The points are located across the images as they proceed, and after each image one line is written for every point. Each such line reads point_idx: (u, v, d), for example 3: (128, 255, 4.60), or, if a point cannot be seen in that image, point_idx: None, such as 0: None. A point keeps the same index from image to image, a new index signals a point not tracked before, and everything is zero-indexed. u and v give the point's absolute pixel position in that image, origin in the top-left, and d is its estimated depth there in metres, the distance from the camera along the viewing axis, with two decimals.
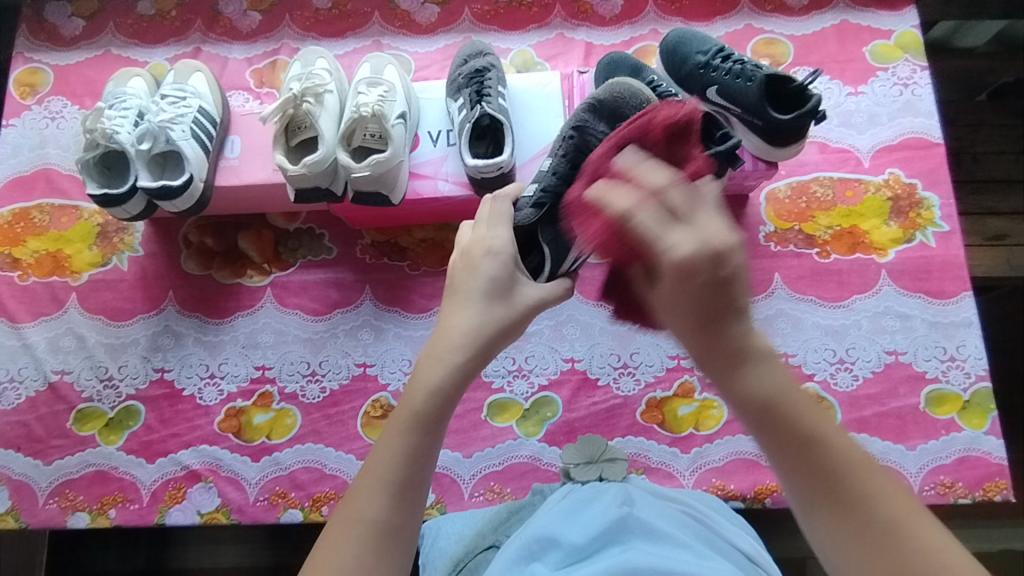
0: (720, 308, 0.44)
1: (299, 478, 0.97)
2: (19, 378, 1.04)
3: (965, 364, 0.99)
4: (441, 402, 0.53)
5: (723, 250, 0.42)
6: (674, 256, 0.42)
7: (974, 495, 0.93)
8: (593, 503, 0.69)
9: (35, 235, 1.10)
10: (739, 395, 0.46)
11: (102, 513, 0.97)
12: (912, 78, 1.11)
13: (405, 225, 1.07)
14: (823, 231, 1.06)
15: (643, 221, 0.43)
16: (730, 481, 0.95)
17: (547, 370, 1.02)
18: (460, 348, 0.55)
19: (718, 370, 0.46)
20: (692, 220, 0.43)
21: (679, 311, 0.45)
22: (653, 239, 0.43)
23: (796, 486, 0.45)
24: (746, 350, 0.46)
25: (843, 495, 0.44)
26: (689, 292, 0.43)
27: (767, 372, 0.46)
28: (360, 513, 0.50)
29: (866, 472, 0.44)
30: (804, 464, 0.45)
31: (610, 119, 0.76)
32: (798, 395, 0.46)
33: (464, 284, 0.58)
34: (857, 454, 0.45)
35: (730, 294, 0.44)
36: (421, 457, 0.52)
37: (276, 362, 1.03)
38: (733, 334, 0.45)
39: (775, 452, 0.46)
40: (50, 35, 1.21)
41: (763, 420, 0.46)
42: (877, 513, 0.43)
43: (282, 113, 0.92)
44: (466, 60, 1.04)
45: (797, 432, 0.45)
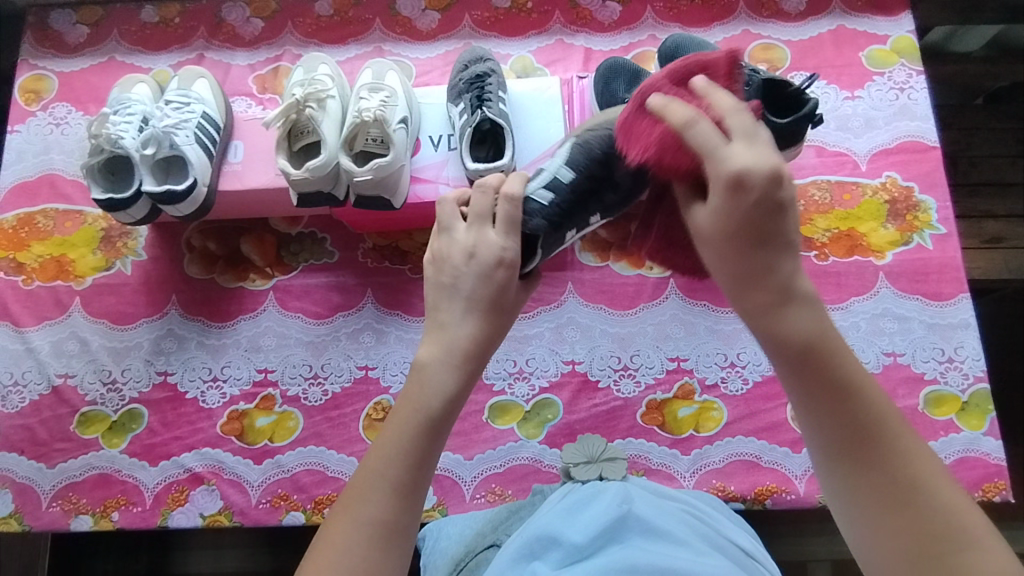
0: (769, 237, 0.44)
1: (300, 481, 0.97)
2: (22, 382, 1.04)
3: (962, 365, 0.99)
4: (446, 405, 0.53)
5: (785, 175, 0.43)
6: (728, 171, 0.42)
7: (973, 495, 0.93)
8: (593, 502, 0.69)
9: (39, 240, 1.11)
10: (778, 338, 0.46)
11: (104, 516, 0.97)
12: (907, 83, 1.13)
13: (406, 229, 1.08)
14: (821, 234, 1.07)
15: (700, 132, 0.44)
16: (730, 482, 0.95)
17: (547, 373, 1.02)
18: (467, 357, 0.54)
19: (762, 308, 0.46)
20: (755, 144, 0.43)
21: (726, 240, 0.45)
22: (708, 150, 0.44)
23: (823, 432, 0.47)
24: (790, 291, 0.46)
25: (867, 440, 0.45)
26: (744, 211, 0.43)
27: (810, 315, 0.46)
28: (362, 514, 0.50)
29: (891, 417, 0.46)
30: (836, 413, 0.46)
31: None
32: (835, 341, 0.46)
33: (474, 294, 0.55)
34: (886, 405, 0.46)
35: (783, 226, 0.44)
36: (425, 458, 0.52)
37: (278, 365, 1.03)
38: (783, 270, 0.45)
39: (807, 395, 0.47)
40: (55, 43, 1.22)
41: (802, 365, 0.46)
42: (898, 461, 0.45)
43: (284, 119, 0.93)
44: (466, 66, 1.05)
45: (831, 379, 0.46)
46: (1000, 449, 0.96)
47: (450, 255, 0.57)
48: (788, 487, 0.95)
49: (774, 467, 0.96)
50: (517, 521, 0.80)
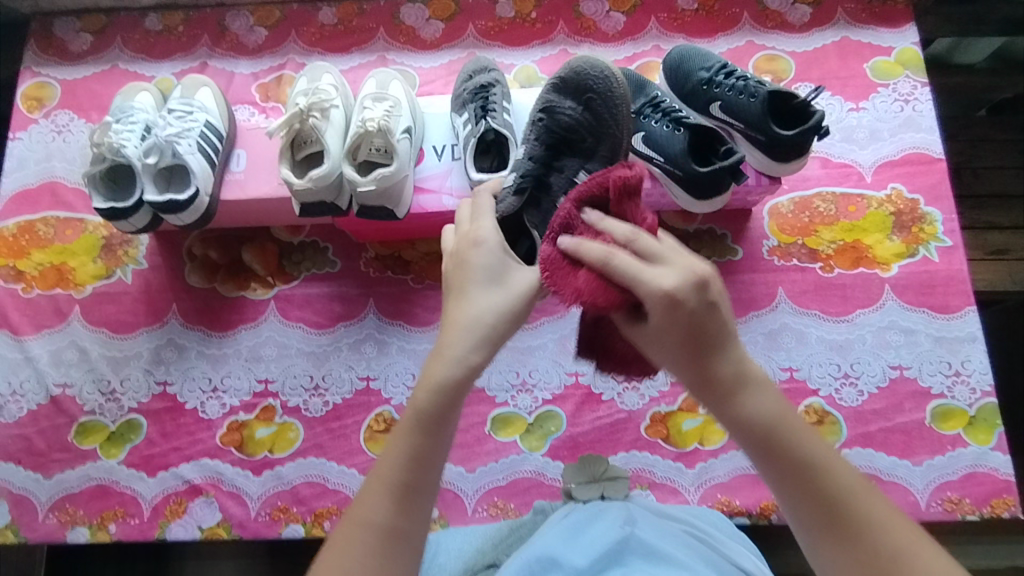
0: (710, 338, 0.49)
1: (301, 493, 0.96)
2: (21, 391, 1.03)
3: (969, 380, 0.98)
4: (442, 402, 0.52)
5: (706, 282, 0.48)
6: (660, 291, 0.46)
7: (981, 512, 0.92)
8: (594, 522, 0.68)
9: (40, 247, 1.10)
10: (744, 427, 0.51)
11: (102, 527, 0.96)
12: (912, 95, 1.12)
13: (409, 239, 1.07)
14: (826, 246, 1.06)
15: (621, 263, 0.47)
16: (735, 496, 0.94)
17: (550, 385, 1.02)
18: (460, 341, 0.53)
19: (719, 401, 0.51)
20: (671, 260, 0.48)
21: (671, 352, 0.50)
22: (632, 277, 0.47)
23: (799, 515, 0.50)
24: (744, 378, 0.51)
25: (840, 518, 0.49)
26: (681, 321, 0.47)
27: (763, 401, 0.51)
28: (363, 516, 0.51)
29: (858, 493, 0.50)
30: (807, 492, 0.50)
31: (576, 95, 0.82)
32: (793, 424, 0.51)
33: (460, 282, 0.56)
34: (849, 474, 0.50)
35: (718, 324, 0.49)
36: (419, 458, 0.51)
37: (279, 376, 1.02)
38: (729, 365, 0.50)
39: (778, 481, 0.50)
40: (59, 50, 1.22)
41: (760, 448, 0.51)
42: (871, 530, 0.48)
43: (287, 129, 0.93)
44: (470, 75, 1.04)
45: (795, 461, 0.50)
46: (1008, 464, 0.95)
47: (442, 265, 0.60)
48: None
49: None
50: (517, 541, 0.79)
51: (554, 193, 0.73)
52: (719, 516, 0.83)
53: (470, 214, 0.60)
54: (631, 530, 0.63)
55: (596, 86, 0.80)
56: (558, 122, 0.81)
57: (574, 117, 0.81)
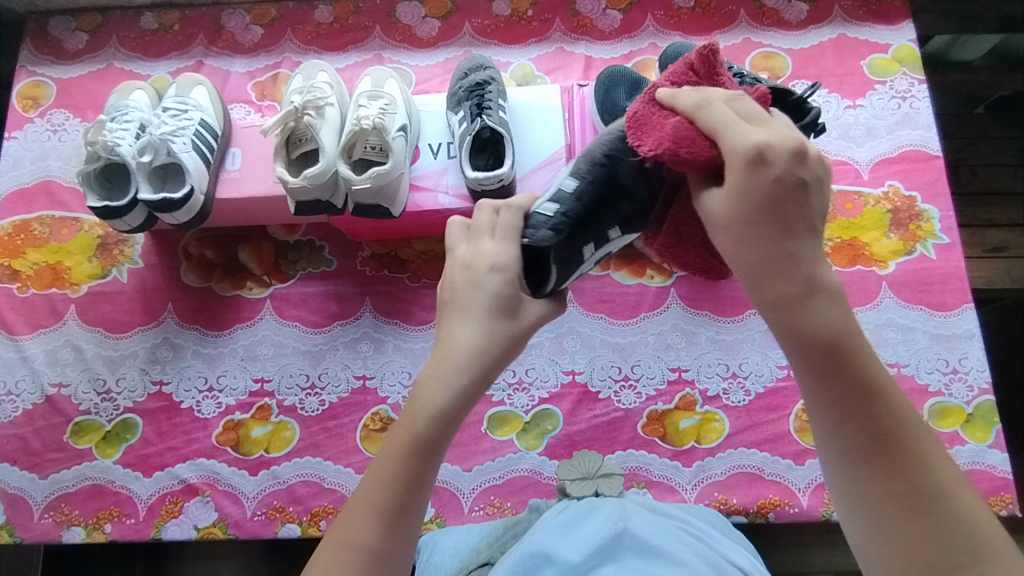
0: (792, 218, 0.43)
1: (296, 492, 0.96)
2: (16, 392, 1.03)
3: (967, 377, 0.98)
4: (439, 428, 0.51)
5: (806, 152, 0.42)
6: (750, 145, 0.42)
7: None
8: (587, 518, 0.68)
9: (35, 247, 1.10)
10: (802, 334, 0.43)
11: (97, 527, 0.96)
12: (909, 92, 1.12)
13: (405, 237, 1.07)
14: (823, 243, 1.06)
15: (715, 113, 0.46)
16: (732, 495, 0.94)
17: (547, 383, 1.01)
18: (462, 369, 0.52)
19: (783, 303, 0.43)
20: (770, 124, 0.44)
21: (737, 224, 0.44)
22: (722, 125, 0.44)
23: (839, 440, 0.44)
24: (813, 283, 0.43)
25: (892, 450, 0.43)
26: (765, 185, 0.42)
27: (835, 309, 0.44)
28: (349, 537, 0.49)
29: (914, 429, 0.44)
30: (861, 418, 0.43)
31: None
32: (861, 341, 0.44)
33: (467, 301, 0.54)
34: (907, 408, 0.44)
35: (808, 206, 0.43)
36: (413, 484, 0.50)
37: (275, 375, 1.02)
38: (800, 252, 0.43)
39: (831, 396, 0.44)
40: (54, 49, 1.22)
41: (828, 361, 0.43)
42: (924, 469, 0.43)
43: (283, 126, 0.92)
44: (466, 73, 1.04)
45: (860, 378, 0.44)
46: (1006, 462, 0.94)
47: (448, 274, 0.56)
48: (791, 499, 0.93)
49: (776, 479, 0.94)
50: (512, 538, 0.78)
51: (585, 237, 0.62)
52: (712, 512, 0.84)
53: (468, 233, 0.58)
54: (625, 526, 0.63)
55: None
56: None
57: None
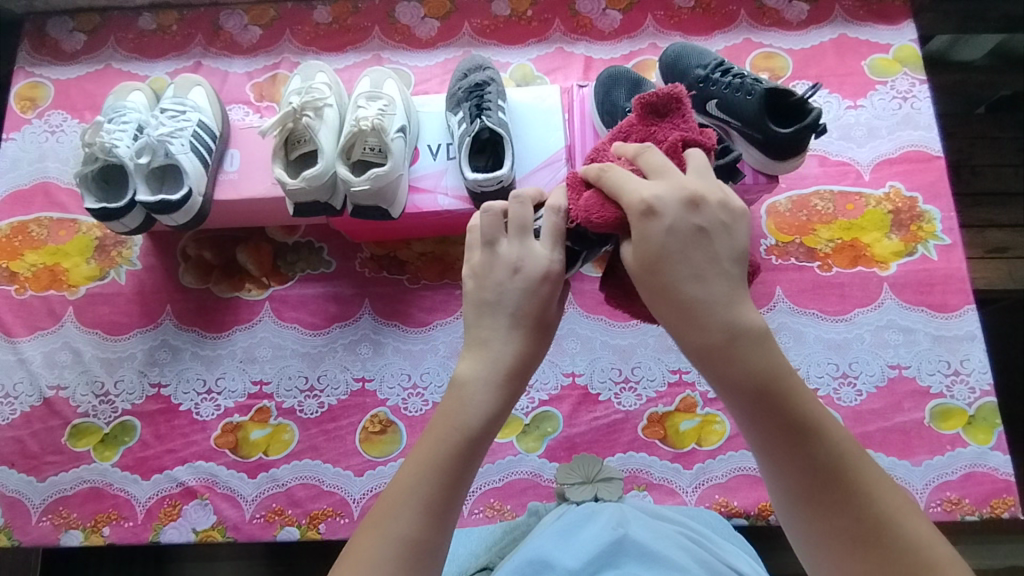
0: (694, 266, 0.45)
1: (295, 495, 0.95)
2: (14, 394, 1.03)
3: (968, 379, 0.98)
4: (487, 426, 0.51)
5: (694, 199, 0.46)
6: (643, 198, 0.46)
7: (981, 512, 0.91)
8: (586, 524, 0.68)
9: (32, 248, 1.10)
10: (729, 381, 0.45)
11: (95, 530, 0.95)
12: (910, 92, 1.12)
13: (405, 239, 1.07)
14: (824, 244, 1.05)
15: (617, 176, 0.48)
16: (733, 497, 0.94)
17: (547, 385, 1.01)
18: (509, 374, 0.52)
19: (708, 356, 0.45)
20: (667, 173, 0.48)
21: (654, 279, 0.45)
22: (620, 186, 0.48)
23: (786, 476, 0.46)
24: (733, 328, 0.45)
25: (838, 480, 0.45)
26: (658, 234, 0.45)
27: (759, 354, 0.45)
28: (394, 530, 0.47)
29: (853, 457, 0.46)
30: (799, 454, 0.45)
31: None
32: (792, 381, 0.46)
33: (519, 308, 0.52)
34: (845, 440, 0.46)
35: (711, 251, 0.45)
36: (459, 480, 0.50)
37: (274, 377, 1.02)
38: (717, 307, 0.45)
39: (767, 438, 0.46)
40: (52, 50, 1.21)
41: (758, 403, 0.45)
42: (867, 494, 0.45)
43: (281, 127, 0.92)
44: (465, 74, 1.03)
45: (795, 417, 0.45)
46: (1008, 464, 0.94)
47: (493, 270, 0.53)
48: None
49: None
50: (511, 543, 0.78)
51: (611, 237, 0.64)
52: (713, 516, 0.84)
53: (508, 228, 0.54)
54: (625, 532, 0.63)
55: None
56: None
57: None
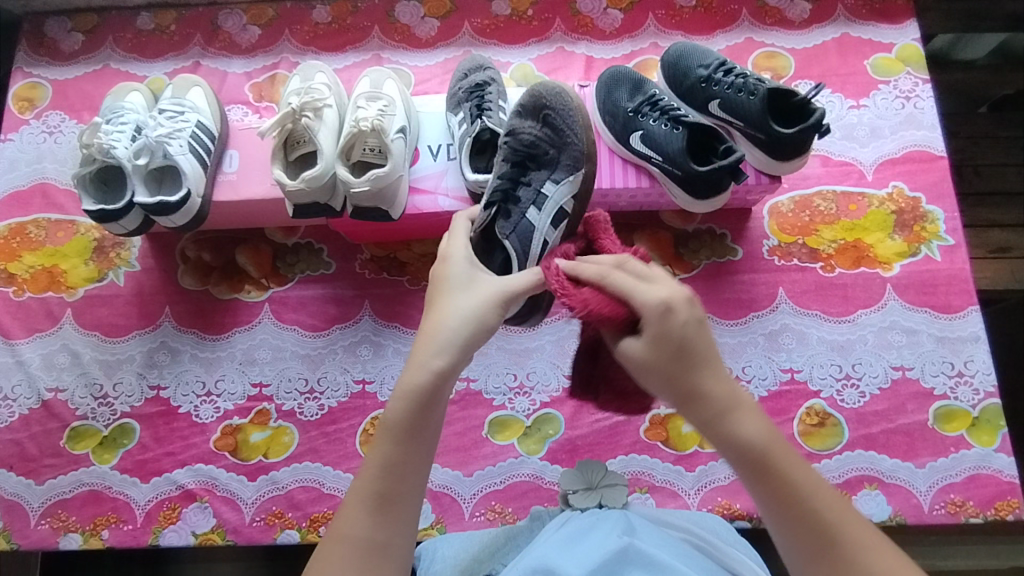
0: (698, 355, 0.50)
1: (295, 498, 0.95)
2: (12, 397, 1.02)
3: (972, 380, 0.97)
4: (413, 407, 0.55)
5: (673, 306, 0.50)
6: (655, 301, 0.50)
7: (985, 514, 0.91)
8: (592, 532, 0.67)
9: (31, 250, 1.09)
10: (732, 449, 0.50)
11: (94, 534, 0.95)
12: (913, 91, 1.11)
13: (405, 240, 1.06)
14: (826, 245, 1.05)
15: (619, 280, 0.52)
16: (736, 500, 0.93)
17: (548, 387, 1.00)
18: (432, 349, 0.56)
19: (709, 419, 0.50)
20: (663, 280, 0.52)
21: (653, 367, 0.50)
22: (627, 290, 0.51)
23: (792, 544, 0.49)
24: (733, 399, 0.50)
25: (833, 544, 0.48)
26: (674, 332, 0.49)
27: (754, 425, 0.50)
28: (344, 530, 0.53)
29: (849, 527, 0.48)
30: (795, 520, 0.49)
31: (535, 116, 0.85)
32: (785, 449, 0.50)
33: (433, 297, 0.60)
34: (840, 509, 0.49)
35: (705, 343, 0.50)
36: (394, 466, 0.54)
37: (273, 379, 1.01)
38: (716, 388, 0.50)
39: (767, 503, 0.50)
40: (50, 50, 1.21)
41: (753, 470, 0.50)
42: (865, 564, 0.47)
43: (280, 128, 0.91)
44: (466, 74, 1.03)
45: (785, 486, 0.49)
46: (1012, 466, 0.93)
47: None
48: None
49: None
50: (514, 550, 0.78)
51: (521, 204, 0.75)
52: (715, 520, 0.83)
53: None
54: (630, 540, 0.62)
55: (554, 103, 0.83)
56: (522, 141, 0.81)
57: (535, 134, 0.81)
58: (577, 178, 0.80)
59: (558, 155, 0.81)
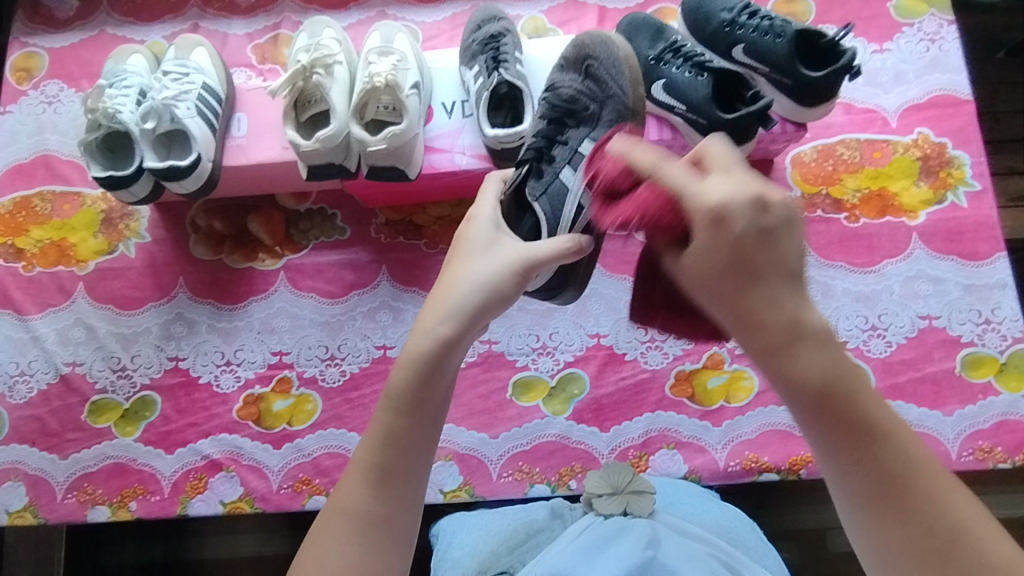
0: (757, 269, 0.42)
1: (322, 464, 0.94)
2: (29, 372, 1.01)
3: (1000, 327, 0.96)
4: (416, 378, 0.54)
5: (768, 200, 0.42)
6: (709, 204, 0.42)
7: (1013, 459, 0.91)
8: (615, 540, 0.68)
9: (37, 224, 1.07)
10: (795, 384, 0.43)
11: (122, 505, 0.94)
12: (938, 34, 1.08)
13: (420, 203, 1.04)
14: (850, 195, 1.03)
15: (671, 172, 0.46)
16: (763, 453, 0.93)
17: (572, 347, 0.99)
18: (440, 318, 0.55)
19: (767, 355, 0.43)
20: (731, 176, 0.43)
21: (711, 275, 0.44)
22: (680, 188, 0.45)
23: (848, 483, 0.44)
24: (797, 330, 0.42)
25: (897, 485, 0.42)
26: (728, 244, 0.42)
27: (822, 353, 0.43)
28: (343, 503, 0.53)
29: (919, 465, 0.43)
30: (862, 456, 0.43)
31: (578, 69, 0.81)
32: (854, 378, 0.43)
33: (453, 256, 0.60)
34: (913, 447, 0.43)
35: (774, 255, 0.42)
36: (395, 440, 0.53)
37: (292, 347, 1.00)
38: (784, 311, 0.42)
39: (830, 440, 0.44)
40: (43, 17, 1.16)
41: (822, 401, 0.43)
42: (934, 507, 0.42)
43: (291, 87, 0.88)
44: (479, 26, 0.99)
45: (855, 418, 0.43)
46: None
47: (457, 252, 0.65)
48: None
49: None
50: (534, 549, 0.78)
51: (557, 164, 0.72)
52: (735, 521, 0.85)
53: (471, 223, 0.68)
54: (655, 554, 0.64)
55: (596, 52, 0.77)
56: (560, 95, 0.78)
57: (576, 89, 0.78)
58: (621, 135, 0.72)
59: (601, 109, 0.74)
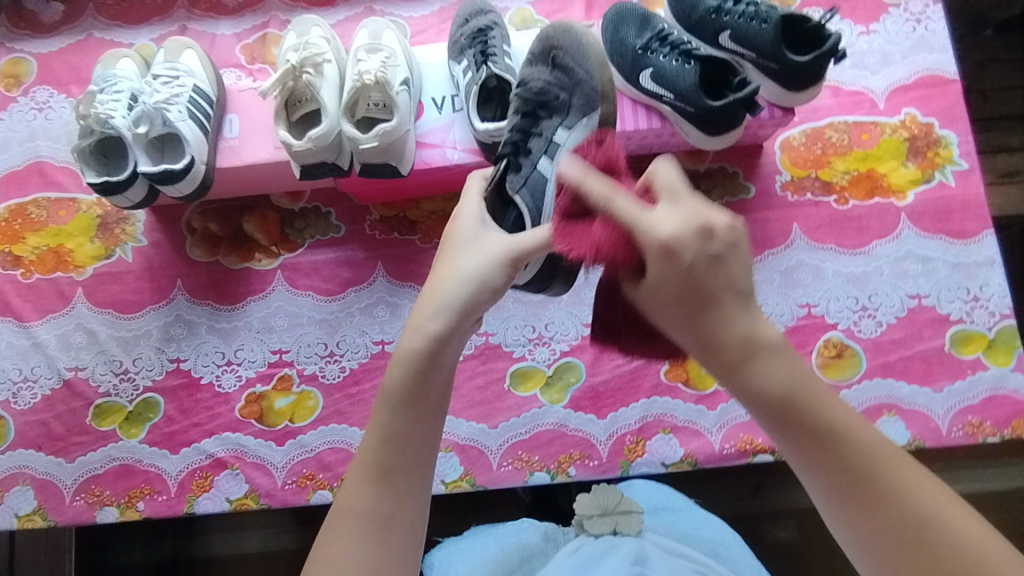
0: (710, 292, 0.44)
1: (325, 459, 0.96)
2: (33, 378, 1.02)
3: (988, 304, 0.98)
4: (412, 376, 0.55)
5: (712, 227, 0.44)
6: (659, 237, 0.44)
7: (1002, 433, 0.93)
8: (603, 558, 0.73)
9: (33, 231, 1.07)
10: (754, 399, 0.46)
11: (130, 506, 0.96)
12: (923, 14, 1.08)
13: (414, 198, 1.05)
14: (839, 177, 1.04)
15: (621, 205, 0.47)
16: (758, 435, 0.94)
17: (568, 336, 1.01)
18: (432, 315, 0.56)
19: (724, 375, 0.47)
20: (677, 207, 0.45)
21: (668, 307, 0.46)
22: (633, 221, 0.46)
23: (816, 481, 0.47)
24: (750, 346, 0.46)
25: (860, 479, 0.45)
26: (681, 275, 0.44)
27: (774, 366, 0.46)
28: (349, 505, 0.54)
29: (881, 455, 0.46)
30: (825, 462, 0.46)
31: (545, 62, 0.85)
32: (811, 390, 0.47)
33: (442, 255, 0.60)
34: (873, 440, 0.46)
35: (726, 276, 0.45)
36: (393, 438, 0.55)
37: (292, 345, 1.01)
38: (736, 328, 0.45)
39: (794, 449, 0.47)
40: (29, 23, 1.16)
41: (779, 414, 0.46)
42: (897, 497, 0.44)
43: (281, 87, 0.89)
44: (466, 20, 0.99)
45: (816, 426, 0.46)
46: None
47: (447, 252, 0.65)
48: None
49: None
50: None
51: (533, 156, 0.74)
52: (722, 529, 0.84)
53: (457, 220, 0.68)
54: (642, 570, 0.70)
55: (561, 42, 0.82)
56: (530, 88, 0.82)
57: (545, 81, 0.81)
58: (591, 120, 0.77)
59: (570, 97, 0.79)
